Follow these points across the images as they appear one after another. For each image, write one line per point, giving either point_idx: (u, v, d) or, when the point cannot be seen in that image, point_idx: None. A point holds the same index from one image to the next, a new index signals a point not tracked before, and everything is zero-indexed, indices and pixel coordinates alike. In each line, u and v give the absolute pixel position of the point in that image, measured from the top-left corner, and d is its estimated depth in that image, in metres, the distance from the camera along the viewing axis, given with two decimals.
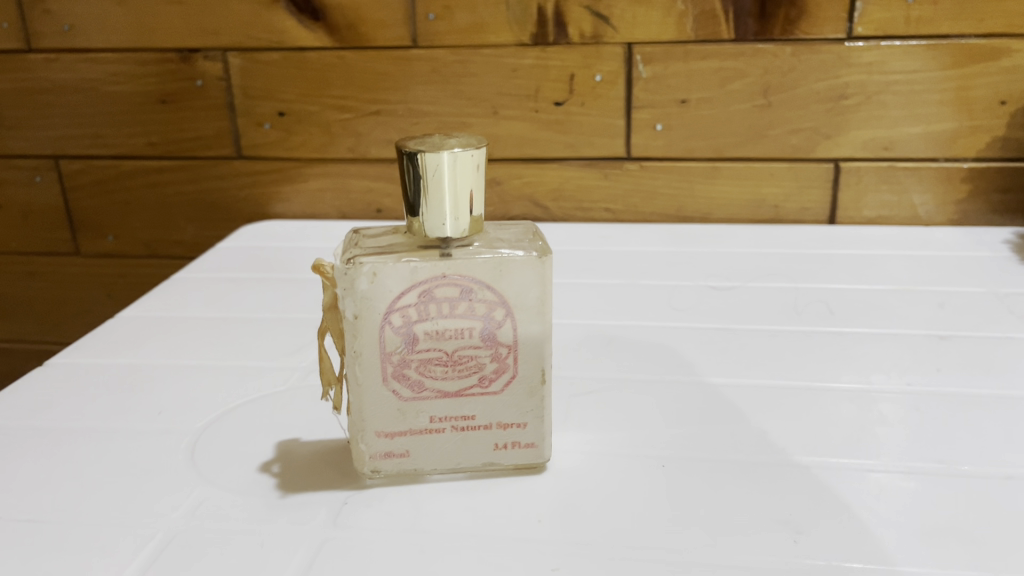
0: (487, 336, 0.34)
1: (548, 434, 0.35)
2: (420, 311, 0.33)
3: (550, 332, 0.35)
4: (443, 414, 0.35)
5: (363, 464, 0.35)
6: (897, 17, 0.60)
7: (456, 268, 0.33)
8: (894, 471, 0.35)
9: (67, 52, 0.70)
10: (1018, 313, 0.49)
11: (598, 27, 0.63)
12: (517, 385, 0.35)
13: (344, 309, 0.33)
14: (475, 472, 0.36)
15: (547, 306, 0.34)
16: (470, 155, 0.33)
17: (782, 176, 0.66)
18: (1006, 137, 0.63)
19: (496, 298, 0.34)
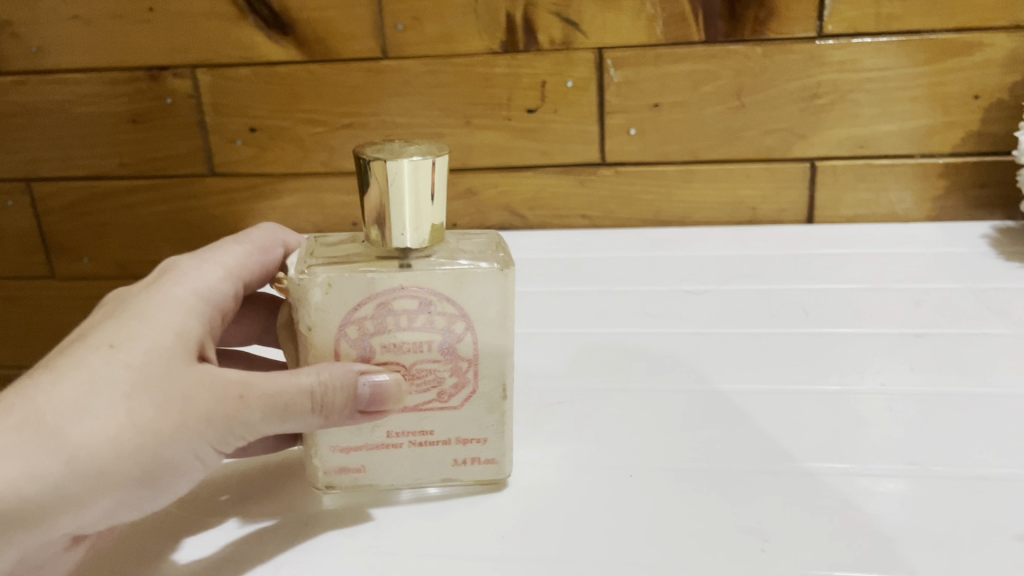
0: (446, 349, 0.33)
1: (509, 451, 0.35)
2: (377, 324, 0.33)
3: (512, 346, 0.34)
4: (400, 429, 0.34)
5: (317, 478, 0.34)
6: (867, 14, 0.59)
7: (414, 280, 0.32)
8: (877, 474, 0.35)
9: (35, 74, 0.69)
10: (993, 308, 0.49)
11: (568, 33, 0.62)
12: (477, 400, 0.34)
13: (300, 320, 0.33)
14: (434, 486, 0.35)
15: (509, 320, 0.33)
16: (430, 164, 0.32)
17: (758, 177, 0.65)
18: (982, 132, 0.62)
19: (457, 311, 0.33)
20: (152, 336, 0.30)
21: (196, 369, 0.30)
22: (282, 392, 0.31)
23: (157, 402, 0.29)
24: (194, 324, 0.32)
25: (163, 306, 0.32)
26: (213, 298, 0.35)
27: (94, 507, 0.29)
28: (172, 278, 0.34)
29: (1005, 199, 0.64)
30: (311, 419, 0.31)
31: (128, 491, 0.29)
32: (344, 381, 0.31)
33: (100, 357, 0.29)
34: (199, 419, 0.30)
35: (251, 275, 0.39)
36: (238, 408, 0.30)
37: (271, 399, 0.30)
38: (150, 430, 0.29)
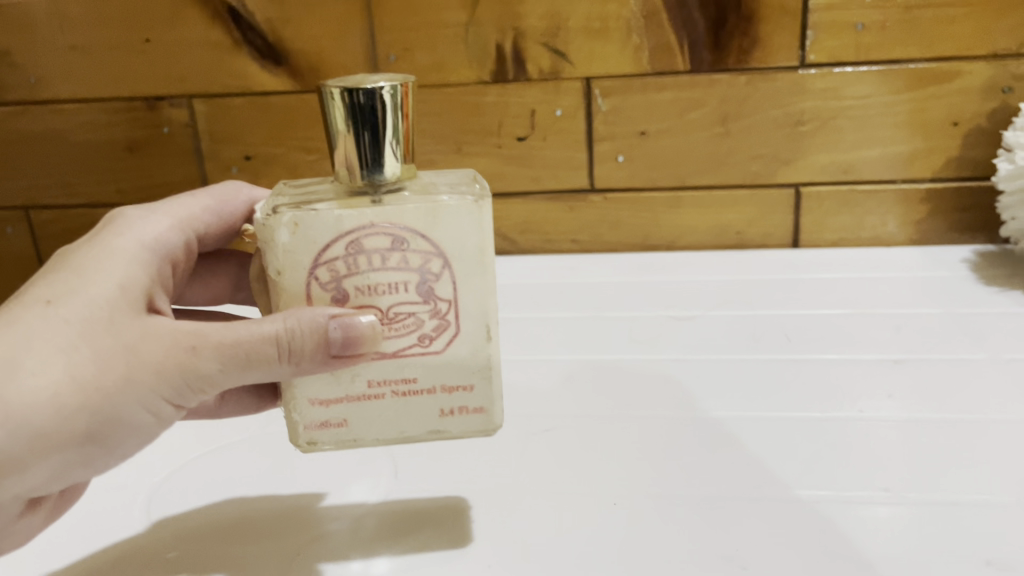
0: (424, 290, 0.34)
1: (496, 399, 0.36)
2: (350, 265, 0.33)
3: (493, 284, 0.34)
4: (381, 378, 0.35)
5: (299, 435, 0.35)
6: (848, 43, 0.61)
7: (385, 217, 0.33)
8: (881, 498, 0.36)
9: (35, 104, 0.70)
10: (971, 333, 0.50)
11: (556, 63, 0.64)
12: (460, 343, 0.35)
13: (269, 263, 0.33)
14: (421, 437, 0.36)
15: (486, 255, 0.34)
16: (393, 90, 0.33)
17: (743, 202, 0.67)
18: (962, 157, 0.63)
19: (431, 247, 0.33)
20: (95, 292, 0.33)
21: (137, 325, 0.33)
22: (238, 342, 0.32)
23: (97, 358, 0.32)
24: (136, 280, 0.35)
25: (104, 264, 0.35)
26: (153, 251, 0.38)
27: (36, 466, 0.32)
28: (118, 231, 0.38)
29: (986, 222, 0.65)
30: (275, 367, 0.33)
31: (73, 446, 0.32)
32: (314, 323, 0.32)
33: (37, 314, 0.32)
34: (145, 372, 0.32)
35: (204, 226, 0.43)
36: (185, 360, 0.32)
37: (223, 348, 0.32)
38: (95, 380, 0.31)
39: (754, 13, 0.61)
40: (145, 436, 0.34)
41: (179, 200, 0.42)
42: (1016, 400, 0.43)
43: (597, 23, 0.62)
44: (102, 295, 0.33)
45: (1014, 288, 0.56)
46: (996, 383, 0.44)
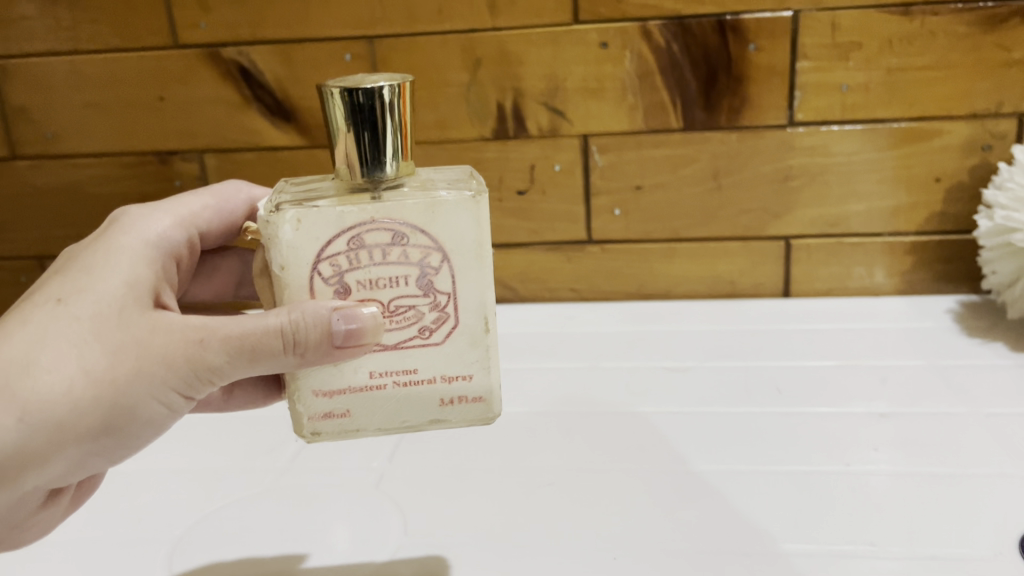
0: (424, 283, 0.36)
1: (494, 388, 0.38)
2: (352, 260, 0.35)
3: (490, 277, 0.37)
4: (383, 369, 0.37)
5: (303, 425, 0.38)
6: (834, 104, 0.64)
7: (385, 212, 0.35)
8: (866, 554, 0.38)
9: (50, 157, 0.73)
10: (955, 386, 0.52)
11: (555, 121, 0.66)
12: (460, 335, 0.37)
13: (273, 259, 0.35)
14: (421, 425, 0.38)
15: (483, 248, 0.36)
16: (392, 90, 0.35)
17: (735, 253, 0.69)
18: (945, 212, 0.66)
19: (430, 242, 0.35)
20: (107, 290, 0.38)
21: (145, 321, 0.37)
22: (242, 334, 0.36)
23: (108, 352, 0.36)
24: (144, 276, 0.39)
25: (112, 262, 0.39)
26: (156, 247, 0.42)
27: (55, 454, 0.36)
28: (125, 228, 0.42)
29: (969, 273, 0.68)
30: (281, 359, 0.36)
31: (90, 434, 0.37)
32: (316, 317, 0.35)
33: (54, 314, 0.37)
34: (155, 363, 0.36)
35: (207, 223, 0.47)
36: (190, 353, 0.36)
37: (228, 340, 0.36)
38: (107, 373, 0.36)
39: (744, 74, 0.63)
40: (158, 422, 0.38)
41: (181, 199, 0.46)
42: (997, 455, 0.45)
43: (594, 83, 0.65)
44: (110, 294, 0.37)
45: (995, 341, 0.58)
46: (977, 437, 0.46)
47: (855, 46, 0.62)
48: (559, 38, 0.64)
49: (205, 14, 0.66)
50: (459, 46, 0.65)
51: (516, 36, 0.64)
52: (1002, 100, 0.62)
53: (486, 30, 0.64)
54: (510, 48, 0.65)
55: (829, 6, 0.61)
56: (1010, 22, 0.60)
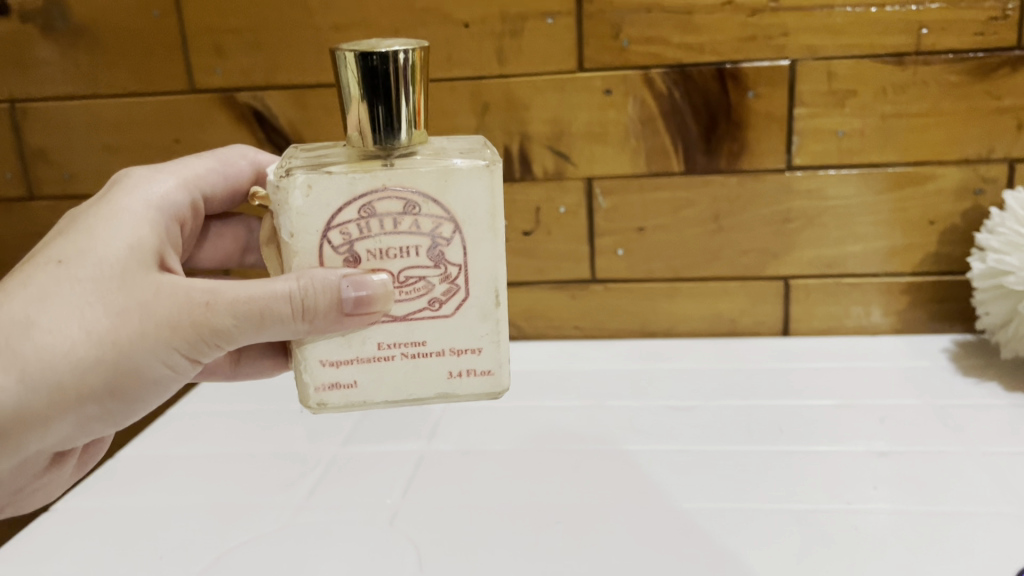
0: (435, 254, 0.39)
1: (502, 361, 0.41)
2: (363, 228, 0.38)
3: (499, 249, 0.40)
4: (391, 341, 0.40)
5: (311, 395, 0.41)
6: (830, 149, 0.66)
7: (396, 180, 0.37)
8: None
9: (66, 198, 0.75)
10: (951, 425, 0.54)
11: (559, 165, 0.68)
12: (469, 308, 0.40)
13: (284, 226, 0.38)
14: (428, 396, 0.41)
15: (494, 218, 0.39)
16: (409, 57, 0.37)
17: (735, 293, 0.71)
18: (939, 254, 0.68)
19: (443, 213, 0.38)
20: (109, 250, 0.40)
21: (149, 284, 0.39)
22: (251, 299, 0.39)
23: (110, 313, 0.39)
24: (146, 235, 0.41)
25: (114, 223, 0.41)
26: (157, 209, 0.44)
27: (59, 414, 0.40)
28: (127, 190, 0.44)
29: (964, 313, 0.69)
30: (289, 322, 0.39)
31: (93, 393, 0.39)
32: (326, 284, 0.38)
33: (54, 274, 0.39)
34: (162, 324, 0.39)
35: (208, 183, 0.50)
36: (197, 316, 0.39)
37: (236, 305, 0.39)
38: (110, 334, 0.38)
39: (744, 120, 0.66)
40: (160, 383, 0.41)
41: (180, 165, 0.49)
42: (993, 493, 0.46)
43: (598, 128, 0.67)
44: (113, 256, 0.39)
45: (989, 380, 0.60)
46: (973, 477, 0.48)
47: (851, 94, 0.64)
48: (564, 84, 0.66)
49: (221, 60, 0.69)
50: (467, 93, 0.67)
51: (523, 82, 0.66)
52: (993, 147, 0.64)
53: (494, 77, 0.67)
54: (516, 94, 0.67)
55: (825, 55, 0.63)
56: (999, 72, 0.63)
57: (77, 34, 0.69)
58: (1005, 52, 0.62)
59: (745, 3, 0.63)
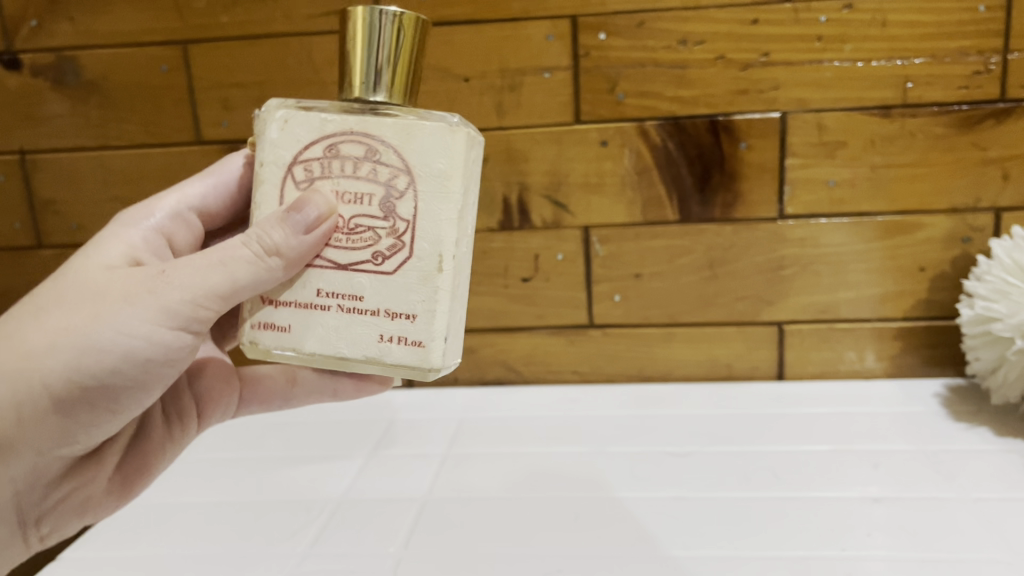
0: (386, 205, 0.39)
1: (434, 336, 0.40)
2: (325, 167, 0.40)
3: (449, 212, 0.39)
4: (331, 289, 0.40)
5: (246, 331, 0.41)
6: (821, 198, 0.67)
7: (362, 126, 0.39)
8: None
9: (75, 247, 0.76)
10: (944, 472, 0.55)
11: (557, 214, 0.70)
12: (410, 269, 0.40)
13: (259, 153, 0.41)
14: (356, 356, 0.40)
15: (447, 178, 0.39)
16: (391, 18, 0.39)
17: (731, 338, 0.72)
18: (930, 300, 0.69)
19: (401, 164, 0.39)
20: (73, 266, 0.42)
21: (107, 277, 0.40)
22: (206, 254, 0.39)
23: (67, 304, 0.39)
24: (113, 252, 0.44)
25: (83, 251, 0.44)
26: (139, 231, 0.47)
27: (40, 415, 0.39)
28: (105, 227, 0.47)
29: (956, 359, 0.70)
30: (247, 261, 0.38)
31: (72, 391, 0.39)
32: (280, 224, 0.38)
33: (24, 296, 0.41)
34: (121, 296, 0.39)
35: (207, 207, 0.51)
36: (157, 282, 0.39)
37: (193, 261, 0.39)
38: (70, 321, 0.38)
39: (737, 172, 0.67)
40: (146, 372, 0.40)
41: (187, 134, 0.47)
42: (986, 541, 0.47)
43: (595, 178, 0.69)
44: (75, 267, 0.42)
45: (981, 426, 0.61)
46: (966, 525, 0.49)
47: (840, 145, 0.66)
48: (562, 136, 0.68)
49: (228, 113, 0.71)
50: None
51: (522, 134, 0.68)
52: (979, 196, 0.66)
53: (494, 129, 0.69)
54: (515, 146, 0.69)
55: (815, 108, 0.65)
56: (984, 124, 0.65)
57: (89, 88, 0.72)
58: (990, 105, 0.64)
59: (737, 58, 0.65)
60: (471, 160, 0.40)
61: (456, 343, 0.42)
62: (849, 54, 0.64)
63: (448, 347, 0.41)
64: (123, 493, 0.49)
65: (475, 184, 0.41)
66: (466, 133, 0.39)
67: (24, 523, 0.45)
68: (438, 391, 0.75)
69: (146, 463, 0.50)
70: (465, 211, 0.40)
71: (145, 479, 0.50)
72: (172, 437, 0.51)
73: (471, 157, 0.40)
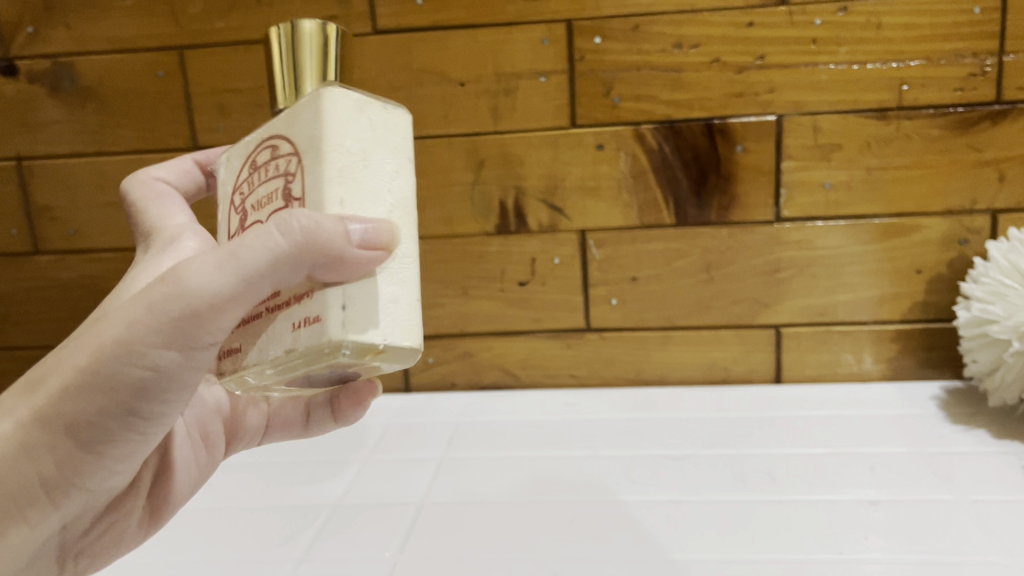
0: (286, 193, 0.34)
1: (331, 304, 0.31)
2: (249, 184, 0.37)
3: (324, 177, 0.32)
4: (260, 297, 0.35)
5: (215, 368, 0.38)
6: (818, 201, 0.67)
7: (271, 129, 0.35)
8: None
9: (72, 253, 0.76)
10: (941, 474, 0.55)
11: (554, 218, 0.70)
12: None
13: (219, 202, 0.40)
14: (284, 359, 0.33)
15: (319, 145, 0.32)
16: (288, 32, 0.36)
17: (729, 341, 0.72)
18: (927, 302, 0.69)
19: (292, 149, 0.33)
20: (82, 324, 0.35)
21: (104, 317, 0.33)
22: (195, 265, 0.31)
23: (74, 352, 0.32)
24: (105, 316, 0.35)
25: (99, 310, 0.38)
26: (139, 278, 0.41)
27: (33, 503, 0.33)
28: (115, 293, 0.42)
29: (954, 361, 0.70)
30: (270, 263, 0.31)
31: (66, 461, 0.33)
32: (305, 220, 0.31)
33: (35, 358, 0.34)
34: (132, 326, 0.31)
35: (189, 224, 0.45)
36: (161, 294, 0.31)
37: (189, 271, 0.31)
38: (81, 367, 0.32)
39: (733, 175, 0.67)
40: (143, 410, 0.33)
41: (149, 181, 0.47)
42: (982, 543, 0.47)
43: (591, 182, 0.69)
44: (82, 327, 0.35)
45: (978, 428, 0.61)
46: (963, 527, 0.49)
47: (836, 147, 0.66)
48: (558, 140, 0.68)
49: (224, 118, 0.71)
50: (464, 149, 0.69)
51: (518, 138, 0.68)
52: (976, 198, 0.66)
53: (490, 133, 0.69)
54: (511, 150, 0.69)
55: (811, 110, 0.65)
56: (980, 125, 0.64)
57: (85, 95, 0.72)
58: (985, 106, 0.64)
59: (732, 61, 0.65)
60: (362, 123, 0.33)
61: (404, 328, 0.33)
62: (845, 56, 0.64)
63: (364, 322, 0.32)
64: (158, 517, 0.44)
65: (382, 151, 0.33)
66: (334, 91, 0.32)
67: (66, 554, 0.39)
68: (435, 396, 0.75)
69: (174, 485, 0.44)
70: (365, 179, 0.32)
71: (183, 500, 0.45)
72: (203, 453, 0.46)
73: (359, 122, 0.33)
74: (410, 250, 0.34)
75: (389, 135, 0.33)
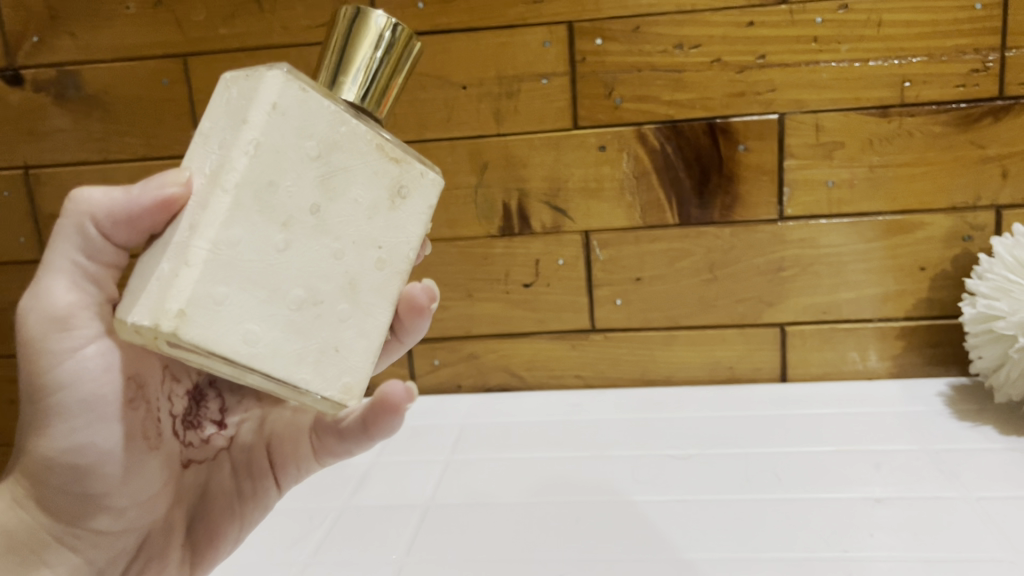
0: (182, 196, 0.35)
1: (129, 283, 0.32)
2: None
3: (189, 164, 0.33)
4: None
5: None
6: (820, 199, 0.67)
7: None
8: None
9: None
10: (948, 472, 0.55)
11: (557, 219, 0.70)
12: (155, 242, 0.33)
13: None
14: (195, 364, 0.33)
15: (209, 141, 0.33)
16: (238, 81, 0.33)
17: (733, 340, 0.72)
18: (931, 298, 0.69)
19: None
20: None
21: None
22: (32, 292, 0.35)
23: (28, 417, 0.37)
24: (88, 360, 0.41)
25: None
26: None
27: (47, 546, 0.37)
28: None
29: (959, 357, 0.70)
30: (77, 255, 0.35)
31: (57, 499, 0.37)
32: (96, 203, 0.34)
33: None
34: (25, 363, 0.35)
35: None
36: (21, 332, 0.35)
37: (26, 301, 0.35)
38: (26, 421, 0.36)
39: (735, 174, 0.67)
40: (78, 426, 0.36)
41: None
42: (988, 540, 0.47)
43: (594, 183, 0.69)
44: None
45: (985, 425, 0.61)
46: (970, 523, 0.49)
47: (839, 145, 0.66)
48: (560, 142, 0.68)
49: None
50: (467, 151, 0.70)
51: (520, 140, 0.69)
52: (979, 194, 0.66)
53: (493, 137, 0.69)
54: (514, 152, 0.69)
55: (812, 109, 0.65)
56: (983, 121, 0.64)
57: (91, 103, 0.72)
58: (988, 102, 0.64)
59: (733, 61, 0.65)
60: (222, 102, 0.32)
61: (152, 299, 0.29)
62: (846, 54, 0.64)
63: (130, 296, 0.30)
64: (201, 556, 0.44)
65: (225, 122, 0.31)
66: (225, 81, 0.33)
67: None
68: (441, 398, 0.75)
69: (215, 527, 0.44)
70: (197, 155, 0.32)
71: (230, 539, 0.45)
72: (246, 490, 0.45)
73: (220, 100, 0.32)
74: (206, 217, 0.30)
75: (238, 103, 0.31)
